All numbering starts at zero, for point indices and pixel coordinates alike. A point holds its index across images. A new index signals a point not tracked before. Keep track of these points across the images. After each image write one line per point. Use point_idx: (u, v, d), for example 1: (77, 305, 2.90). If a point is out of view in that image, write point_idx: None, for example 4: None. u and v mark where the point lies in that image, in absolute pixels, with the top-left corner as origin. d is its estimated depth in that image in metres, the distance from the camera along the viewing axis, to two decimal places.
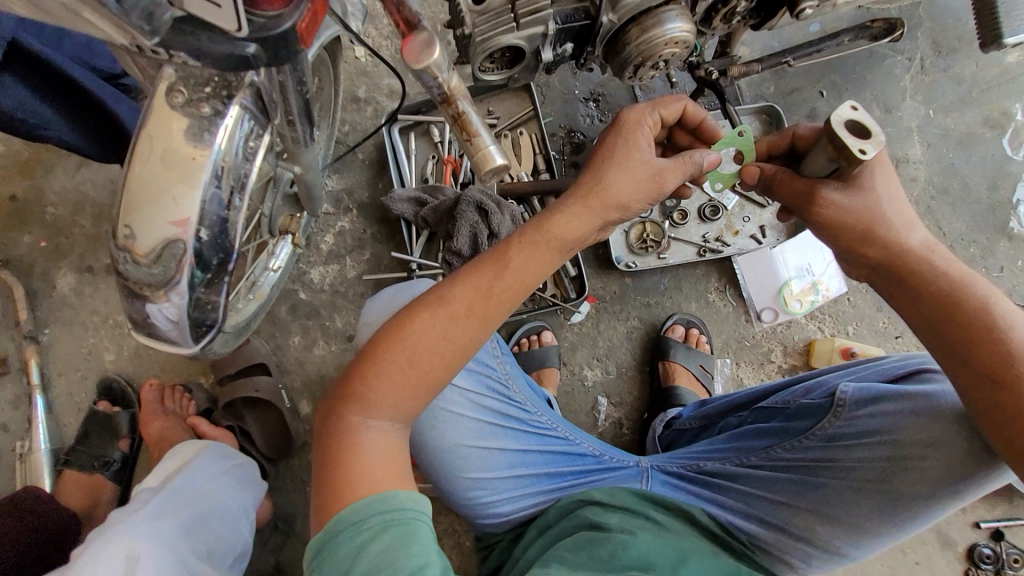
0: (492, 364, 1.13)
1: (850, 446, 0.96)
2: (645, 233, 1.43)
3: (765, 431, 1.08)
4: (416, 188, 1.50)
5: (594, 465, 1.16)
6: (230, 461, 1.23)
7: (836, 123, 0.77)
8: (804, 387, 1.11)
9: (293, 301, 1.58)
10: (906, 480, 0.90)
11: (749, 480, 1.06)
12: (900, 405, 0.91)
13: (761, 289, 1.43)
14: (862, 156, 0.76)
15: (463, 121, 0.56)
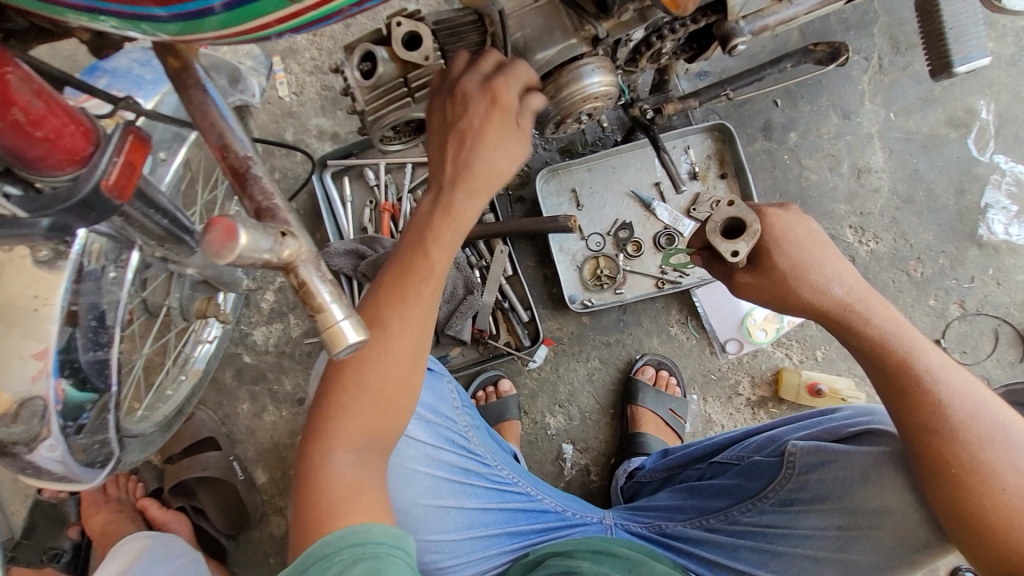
0: (452, 415, 0.98)
1: (802, 512, 0.87)
2: (598, 268, 1.37)
3: (718, 488, 0.97)
4: (353, 240, 1.39)
5: (556, 521, 1.02)
6: (171, 566, 1.15)
7: (711, 227, 0.72)
8: (756, 443, 0.98)
9: (238, 366, 1.49)
10: (860, 550, 0.83)
11: (709, 544, 0.94)
12: (848, 470, 0.82)
13: (723, 320, 1.36)
14: (733, 259, 0.72)
15: (305, 292, 0.47)
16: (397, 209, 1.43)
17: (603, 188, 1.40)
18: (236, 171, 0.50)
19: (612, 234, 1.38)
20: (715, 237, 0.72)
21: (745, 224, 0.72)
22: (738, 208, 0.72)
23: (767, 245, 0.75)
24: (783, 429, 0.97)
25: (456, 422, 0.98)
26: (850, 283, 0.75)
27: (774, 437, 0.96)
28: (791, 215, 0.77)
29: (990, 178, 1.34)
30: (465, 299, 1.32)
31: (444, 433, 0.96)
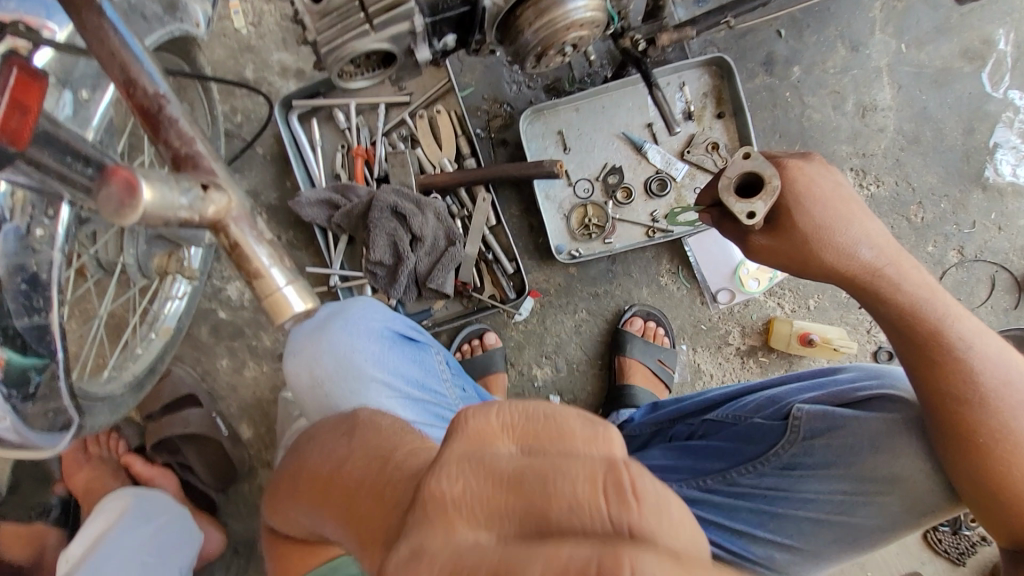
0: (442, 390, 0.92)
1: (806, 476, 0.81)
2: (586, 216, 1.31)
3: (716, 447, 0.89)
4: (327, 188, 1.31)
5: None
6: (154, 525, 1.12)
7: (725, 185, 0.68)
8: (757, 402, 0.90)
9: (213, 322, 1.45)
10: (863, 515, 0.79)
11: (707, 504, 0.84)
12: (861, 436, 0.79)
13: (715, 269, 1.32)
14: (750, 220, 0.68)
15: (239, 253, 0.49)
16: (371, 154, 1.33)
17: (592, 129, 1.32)
18: (153, 115, 0.55)
19: (601, 180, 1.31)
20: (730, 197, 0.68)
21: (763, 181, 0.69)
22: (755, 164, 0.68)
23: (787, 202, 0.71)
24: (784, 388, 0.90)
25: (446, 393, 0.92)
26: (880, 245, 0.72)
27: (777, 396, 0.89)
28: (815, 167, 0.72)
29: (1002, 116, 1.26)
30: (447, 251, 1.27)
31: (431, 406, 0.88)
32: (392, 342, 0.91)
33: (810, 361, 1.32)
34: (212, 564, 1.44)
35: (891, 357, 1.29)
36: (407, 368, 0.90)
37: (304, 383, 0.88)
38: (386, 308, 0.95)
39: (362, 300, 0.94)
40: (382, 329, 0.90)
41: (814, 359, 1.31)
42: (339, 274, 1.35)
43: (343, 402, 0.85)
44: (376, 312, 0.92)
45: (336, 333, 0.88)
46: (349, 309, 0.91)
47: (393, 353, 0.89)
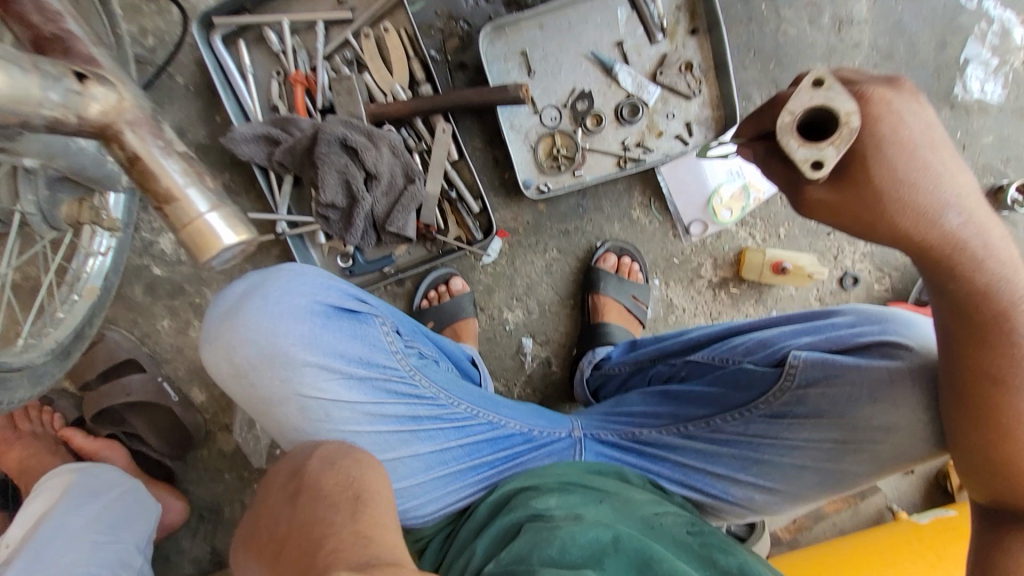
0: (390, 364, 0.80)
1: (795, 424, 0.78)
2: (554, 147, 1.22)
3: (696, 393, 0.86)
4: (263, 121, 1.16)
5: (523, 442, 0.86)
6: (104, 499, 1.03)
7: (786, 123, 0.50)
8: (744, 346, 0.85)
9: (148, 279, 1.31)
10: (850, 461, 0.77)
11: (687, 450, 0.83)
12: (857, 385, 0.73)
13: (688, 200, 1.27)
14: (814, 173, 0.50)
15: (142, 169, 0.48)
16: (312, 81, 1.18)
17: (558, 49, 1.21)
18: None
19: (569, 106, 1.22)
20: (790, 140, 0.49)
21: (835, 120, 0.50)
22: (825, 98, 0.49)
23: (863, 148, 0.51)
24: (775, 332, 0.85)
25: (398, 366, 0.80)
26: (971, 211, 0.55)
27: (767, 340, 0.83)
28: (903, 101, 0.52)
29: (974, 29, 1.23)
30: (406, 190, 1.16)
31: (381, 382, 0.79)
32: (325, 315, 0.78)
33: (781, 289, 1.31)
34: (177, 532, 1.37)
35: (857, 282, 1.30)
36: (347, 343, 0.78)
37: (226, 374, 0.77)
38: (315, 274, 0.81)
39: (285, 268, 0.81)
40: (309, 303, 0.77)
41: (784, 288, 1.31)
42: (286, 220, 1.21)
43: (281, 387, 0.76)
44: (303, 281, 0.79)
45: (253, 314, 0.75)
46: (268, 285, 0.78)
47: (328, 328, 0.77)
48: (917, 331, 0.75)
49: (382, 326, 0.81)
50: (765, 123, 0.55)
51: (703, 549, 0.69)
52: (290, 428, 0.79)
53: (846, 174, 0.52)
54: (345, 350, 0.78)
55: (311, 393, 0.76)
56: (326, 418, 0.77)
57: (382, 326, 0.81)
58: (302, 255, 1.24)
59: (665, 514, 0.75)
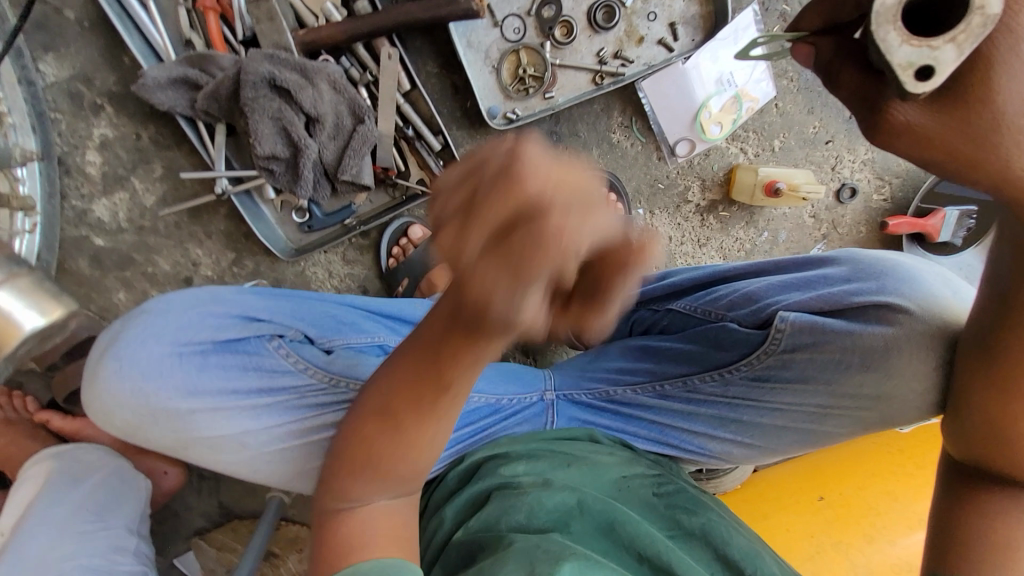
0: (296, 378, 0.80)
1: (778, 389, 0.75)
2: (519, 66, 1.08)
3: (677, 350, 0.83)
4: (176, 61, 1.00)
5: (490, 413, 0.83)
6: (87, 484, 1.01)
7: (889, 7, 0.38)
8: (729, 300, 0.82)
9: (91, 251, 1.20)
10: (835, 425, 0.75)
11: (663, 408, 0.81)
12: (847, 349, 0.71)
13: (673, 117, 1.12)
14: (920, 82, 0.38)
15: None
16: (227, 5, 0.99)
17: None
18: None
19: (534, 14, 1.05)
20: (892, 32, 0.38)
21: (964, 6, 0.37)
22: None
23: (992, 50, 0.39)
24: (763, 284, 0.80)
25: (306, 377, 0.80)
26: None
27: (754, 294, 0.79)
28: None
29: None
30: (356, 131, 1.03)
31: (293, 399, 0.80)
32: (202, 354, 0.78)
33: (773, 209, 1.23)
34: (181, 492, 1.40)
35: (855, 194, 1.21)
36: (237, 375, 0.78)
37: (120, 433, 0.80)
38: (184, 309, 0.80)
39: (152, 311, 0.80)
40: (182, 346, 0.77)
41: (776, 207, 1.22)
42: (228, 176, 1.08)
43: (185, 434, 0.78)
44: (170, 324, 0.79)
45: (120, 376, 0.76)
46: (126, 340, 0.78)
47: (207, 367, 0.77)
48: (913, 288, 0.71)
49: (272, 343, 0.80)
50: (851, 7, 0.43)
51: (668, 510, 0.72)
52: (212, 461, 0.82)
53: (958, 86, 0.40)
54: (238, 383, 0.78)
55: (213, 431, 0.78)
56: (245, 449, 0.79)
57: (273, 343, 0.80)
58: (253, 214, 1.13)
59: (632, 475, 0.75)
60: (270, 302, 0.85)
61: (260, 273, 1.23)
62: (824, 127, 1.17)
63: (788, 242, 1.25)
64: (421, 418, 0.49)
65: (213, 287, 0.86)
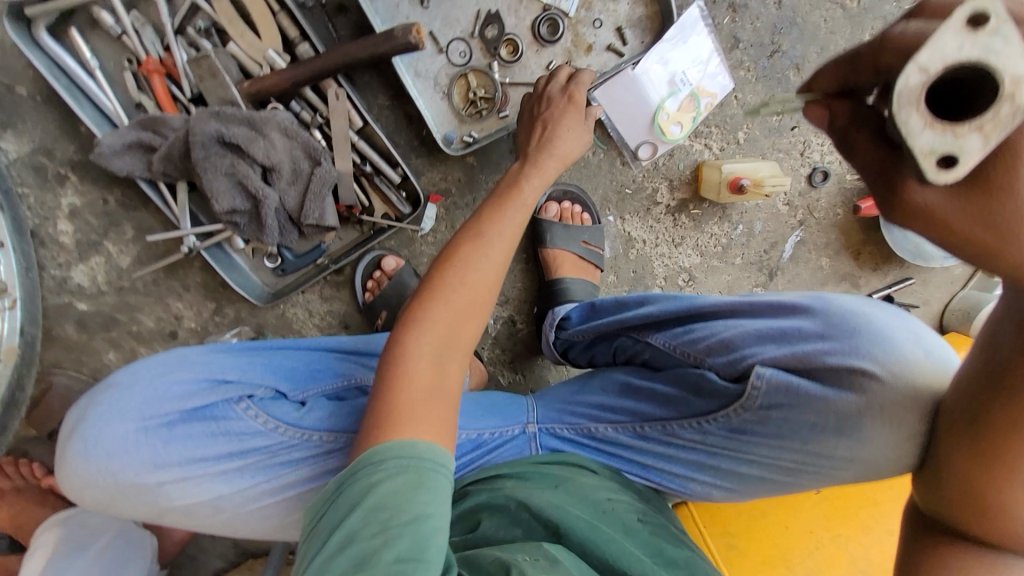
0: (266, 439, 0.82)
1: (752, 441, 0.77)
2: (470, 90, 1.06)
3: (658, 392, 0.85)
4: (129, 125, 1.00)
5: (473, 448, 0.88)
6: (92, 550, 1.04)
7: (912, 86, 0.34)
8: (705, 346, 0.82)
9: (76, 316, 1.22)
10: (809, 478, 0.77)
11: (644, 449, 0.85)
12: (818, 412, 0.71)
13: (629, 121, 1.09)
14: (942, 169, 0.35)
15: None
16: (169, 64, 0.99)
17: None
18: None
19: (477, 36, 1.04)
20: (914, 115, 0.35)
21: (994, 87, 0.33)
22: (987, 48, 0.33)
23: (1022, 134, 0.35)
24: (738, 333, 0.79)
25: (277, 436, 0.83)
26: None
27: (730, 342, 0.79)
28: None
29: None
30: (314, 175, 1.03)
31: (265, 458, 0.83)
32: (167, 427, 0.81)
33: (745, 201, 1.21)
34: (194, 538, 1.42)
35: (827, 177, 1.19)
36: (206, 442, 0.81)
37: (99, 505, 0.84)
38: (149, 382, 0.83)
39: (121, 385, 0.84)
40: (148, 421, 0.80)
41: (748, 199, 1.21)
42: (195, 233, 1.09)
43: (161, 504, 0.82)
44: (135, 400, 0.82)
45: (92, 457, 0.80)
46: (93, 421, 0.81)
47: (173, 439, 0.80)
48: (888, 349, 0.69)
49: (240, 406, 0.82)
50: (867, 71, 0.42)
51: (651, 536, 0.74)
52: (195, 522, 0.86)
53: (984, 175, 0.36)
54: (207, 450, 0.81)
55: (191, 497, 0.82)
56: (222, 511, 0.83)
57: (241, 406, 0.82)
58: (225, 263, 1.14)
59: (617, 501, 0.79)
60: (237, 361, 0.86)
61: (243, 320, 1.24)
62: (788, 113, 1.14)
63: (765, 233, 1.24)
64: (501, 226, 0.82)
65: (178, 352, 0.89)
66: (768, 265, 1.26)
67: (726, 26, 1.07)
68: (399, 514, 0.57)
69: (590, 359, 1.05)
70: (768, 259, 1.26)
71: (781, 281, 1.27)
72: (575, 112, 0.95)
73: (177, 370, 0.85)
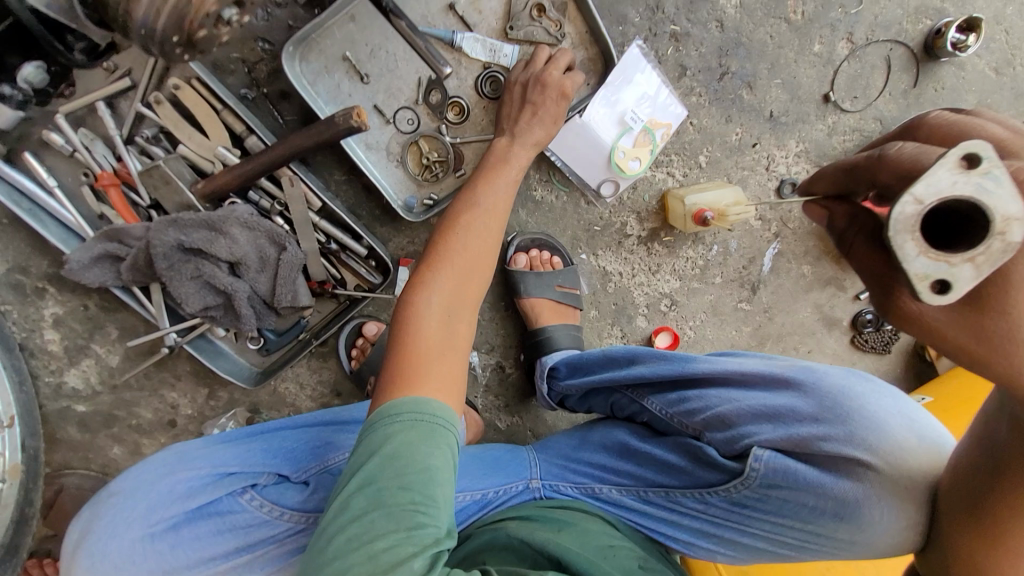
0: (274, 529, 0.81)
1: (753, 516, 0.80)
2: (422, 155, 1.05)
3: (658, 459, 0.88)
4: (95, 237, 1.00)
5: (478, 508, 0.89)
6: None
7: (910, 215, 0.41)
8: (704, 419, 0.85)
9: (74, 418, 1.22)
10: (807, 549, 0.80)
11: (648, 511, 0.87)
12: (813, 495, 0.75)
13: (587, 163, 1.10)
14: (938, 293, 0.41)
15: None
16: (122, 174, 1.00)
17: (383, 38, 1.00)
18: None
19: (422, 102, 1.03)
20: (910, 241, 0.41)
21: (988, 225, 0.40)
22: (977, 187, 0.40)
23: (1011, 268, 0.41)
24: (735, 409, 0.83)
25: (283, 523, 0.82)
26: None
27: (726, 418, 0.83)
28: None
29: None
30: (280, 261, 1.03)
31: (275, 548, 0.82)
32: (173, 530, 0.79)
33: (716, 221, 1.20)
34: None
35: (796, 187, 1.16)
36: (214, 540, 0.80)
37: None
38: (152, 486, 0.81)
39: (123, 494, 0.82)
40: (154, 528, 0.78)
41: None
42: (176, 329, 1.12)
43: None
44: (139, 507, 0.80)
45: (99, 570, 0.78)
46: (99, 533, 0.79)
47: (180, 543, 0.79)
48: (878, 436, 0.75)
49: (244, 497, 0.81)
50: (865, 181, 0.49)
51: None
52: None
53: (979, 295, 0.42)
54: (216, 549, 0.80)
55: None
56: None
57: (245, 497, 0.82)
58: (210, 353, 1.15)
59: (619, 546, 0.80)
60: (238, 450, 0.85)
61: (237, 401, 1.25)
62: (746, 131, 1.14)
63: (741, 249, 1.23)
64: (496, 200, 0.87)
65: (177, 449, 0.87)
66: (749, 279, 1.25)
67: (671, 56, 1.09)
68: (413, 462, 0.62)
69: (587, 408, 1.06)
70: (748, 274, 1.24)
71: (765, 293, 1.26)
72: (551, 106, 0.97)
73: (178, 467, 0.84)
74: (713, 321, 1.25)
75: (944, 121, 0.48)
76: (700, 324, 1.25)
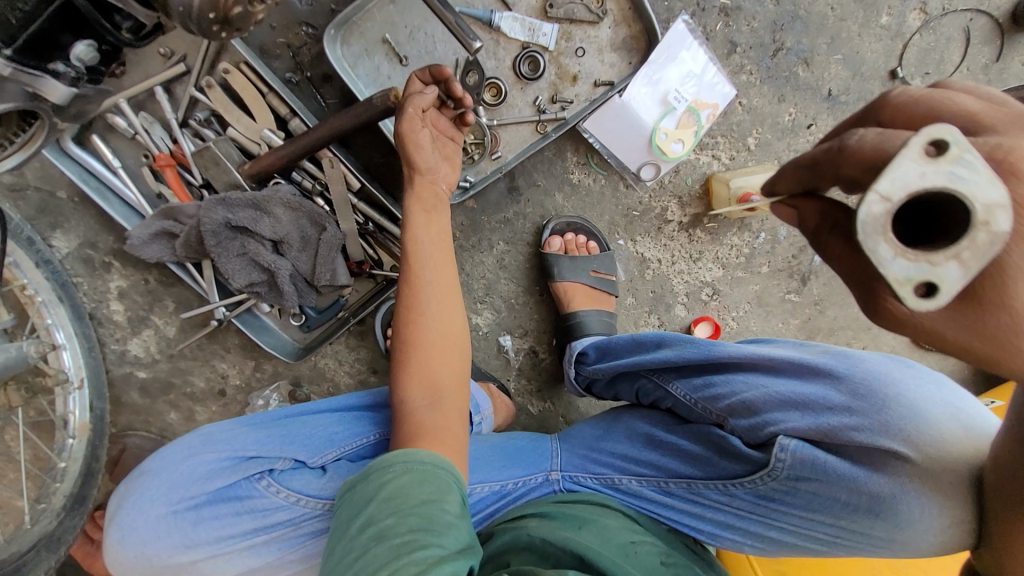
0: (289, 512, 0.85)
1: (782, 510, 0.77)
2: None
3: (683, 449, 0.85)
4: (153, 215, 1.06)
5: (497, 498, 0.89)
6: None
7: (880, 214, 0.36)
8: (727, 405, 0.82)
9: (137, 383, 1.31)
10: (844, 546, 0.76)
11: (672, 502, 0.84)
12: (847, 489, 0.71)
13: (626, 146, 1.07)
14: (928, 301, 0.36)
15: None
16: (178, 155, 1.06)
17: (421, 19, 0.99)
18: None
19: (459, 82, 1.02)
20: (882, 243, 0.36)
21: (969, 216, 0.35)
22: (950, 175, 0.35)
23: (1008, 257, 0.37)
24: (761, 395, 0.78)
25: (299, 508, 0.85)
26: None
27: (752, 404, 0.79)
28: None
29: None
30: (320, 240, 1.07)
31: (290, 529, 0.85)
32: (195, 509, 0.84)
33: None
34: None
35: None
36: (232, 521, 0.84)
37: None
38: (175, 467, 0.86)
39: (152, 472, 0.88)
40: (177, 506, 0.83)
41: None
42: (224, 304, 1.17)
43: None
44: (165, 484, 0.85)
45: (131, 542, 0.84)
46: (132, 506, 0.85)
47: (203, 520, 0.84)
48: (915, 427, 0.70)
49: (261, 483, 0.85)
50: (828, 175, 0.44)
51: None
52: None
53: (975, 294, 0.39)
54: (235, 528, 0.84)
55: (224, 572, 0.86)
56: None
57: (262, 483, 0.85)
58: (257, 327, 1.21)
59: (639, 542, 0.79)
60: (257, 435, 0.88)
61: (280, 374, 1.31)
62: (801, 111, 1.07)
63: (791, 237, 1.16)
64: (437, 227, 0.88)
65: (204, 430, 0.91)
66: (800, 269, 1.18)
67: (720, 32, 1.04)
68: (409, 498, 0.65)
69: (614, 395, 1.03)
70: (799, 264, 1.18)
71: (817, 284, 1.19)
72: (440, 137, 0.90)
73: (202, 447, 0.88)
74: (759, 312, 1.20)
75: (912, 100, 0.43)
76: (744, 315, 1.19)
